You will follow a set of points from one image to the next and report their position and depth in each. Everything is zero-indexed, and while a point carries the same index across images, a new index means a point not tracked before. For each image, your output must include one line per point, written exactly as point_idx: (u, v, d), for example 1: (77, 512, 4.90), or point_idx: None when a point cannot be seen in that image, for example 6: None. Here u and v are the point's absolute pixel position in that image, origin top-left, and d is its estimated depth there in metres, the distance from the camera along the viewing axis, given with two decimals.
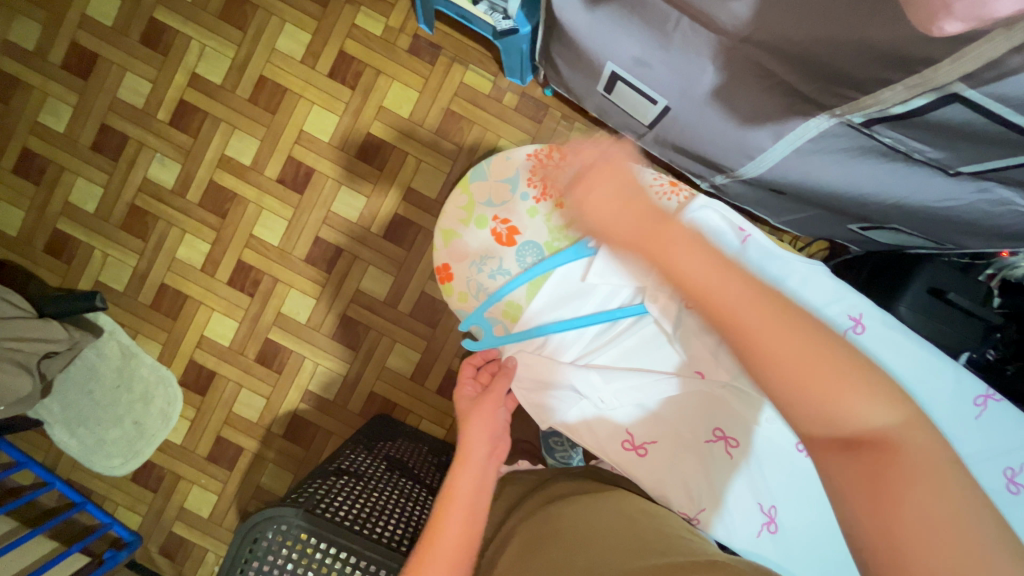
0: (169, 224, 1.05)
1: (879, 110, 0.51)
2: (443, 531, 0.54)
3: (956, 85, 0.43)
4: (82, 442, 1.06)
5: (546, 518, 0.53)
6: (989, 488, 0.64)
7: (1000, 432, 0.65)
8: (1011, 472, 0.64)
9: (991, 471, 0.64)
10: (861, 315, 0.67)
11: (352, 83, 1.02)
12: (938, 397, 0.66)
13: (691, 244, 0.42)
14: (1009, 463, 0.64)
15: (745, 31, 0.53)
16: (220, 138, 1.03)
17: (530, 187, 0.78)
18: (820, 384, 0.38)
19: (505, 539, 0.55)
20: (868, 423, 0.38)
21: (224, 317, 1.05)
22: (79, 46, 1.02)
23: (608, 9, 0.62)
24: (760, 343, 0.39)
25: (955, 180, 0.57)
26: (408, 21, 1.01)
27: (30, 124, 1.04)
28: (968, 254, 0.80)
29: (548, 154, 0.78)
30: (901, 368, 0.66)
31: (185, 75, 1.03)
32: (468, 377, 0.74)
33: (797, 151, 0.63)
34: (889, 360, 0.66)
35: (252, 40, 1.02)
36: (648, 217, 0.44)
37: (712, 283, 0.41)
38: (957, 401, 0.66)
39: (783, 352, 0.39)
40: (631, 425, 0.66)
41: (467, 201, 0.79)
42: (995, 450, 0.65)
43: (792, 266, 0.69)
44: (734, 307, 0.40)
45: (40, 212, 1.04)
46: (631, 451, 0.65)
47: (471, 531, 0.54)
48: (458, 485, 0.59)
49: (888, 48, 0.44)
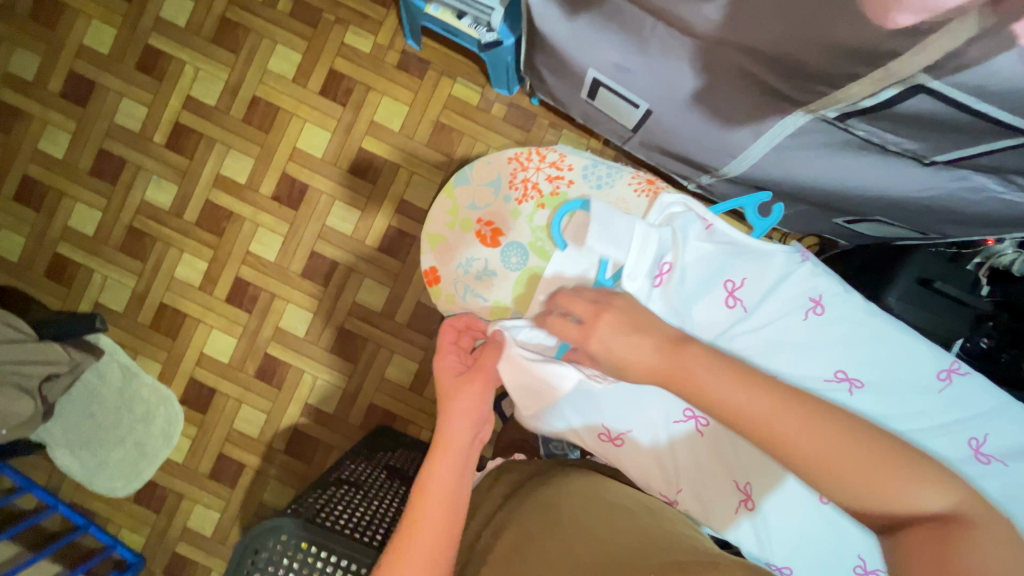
0: (168, 244, 1.06)
1: (850, 104, 0.53)
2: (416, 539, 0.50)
3: (921, 76, 0.44)
4: (86, 463, 1.07)
5: (539, 510, 0.53)
6: (958, 458, 0.61)
7: (968, 405, 0.63)
8: (977, 443, 0.61)
9: (958, 442, 0.61)
10: (820, 295, 0.66)
11: (343, 100, 1.04)
12: (902, 372, 0.64)
13: (707, 370, 0.51)
14: (974, 432, 0.61)
15: (718, 34, 0.53)
16: (216, 158, 1.05)
17: (511, 190, 0.80)
18: (883, 480, 0.43)
19: (494, 535, 0.53)
20: (922, 506, 0.43)
21: (223, 334, 1.06)
22: (77, 74, 1.05)
23: (586, 19, 0.63)
24: (802, 453, 0.45)
25: (931, 170, 0.58)
26: (396, 38, 1.04)
27: (30, 152, 1.06)
28: (953, 244, 0.82)
29: (529, 157, 0.80)
30: (871, 349, 0.65)
31: (180, 98, 1.05)
32: (449, 344, 0.63)
33: (777, 147, 0.65)
34: (857, 340, 0.65)
35: (245, 62, 1.05)
36: (664, 351, 0.53)
37: (742, 402, 0.48)
38: (919, 376, 0.64)
39: (821, 454, 0.45)
40: (607, 418, 0.68)
41: (451, 205, 0.80)
42: (966, 420, 0.62)
43: (750, 252, 0.69)
44: (770, 418, 0.46)
45: (41, 237, 1.06)
46: (608, 441, 0.68)
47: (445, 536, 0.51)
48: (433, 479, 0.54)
49: (854, 44, 0.45)
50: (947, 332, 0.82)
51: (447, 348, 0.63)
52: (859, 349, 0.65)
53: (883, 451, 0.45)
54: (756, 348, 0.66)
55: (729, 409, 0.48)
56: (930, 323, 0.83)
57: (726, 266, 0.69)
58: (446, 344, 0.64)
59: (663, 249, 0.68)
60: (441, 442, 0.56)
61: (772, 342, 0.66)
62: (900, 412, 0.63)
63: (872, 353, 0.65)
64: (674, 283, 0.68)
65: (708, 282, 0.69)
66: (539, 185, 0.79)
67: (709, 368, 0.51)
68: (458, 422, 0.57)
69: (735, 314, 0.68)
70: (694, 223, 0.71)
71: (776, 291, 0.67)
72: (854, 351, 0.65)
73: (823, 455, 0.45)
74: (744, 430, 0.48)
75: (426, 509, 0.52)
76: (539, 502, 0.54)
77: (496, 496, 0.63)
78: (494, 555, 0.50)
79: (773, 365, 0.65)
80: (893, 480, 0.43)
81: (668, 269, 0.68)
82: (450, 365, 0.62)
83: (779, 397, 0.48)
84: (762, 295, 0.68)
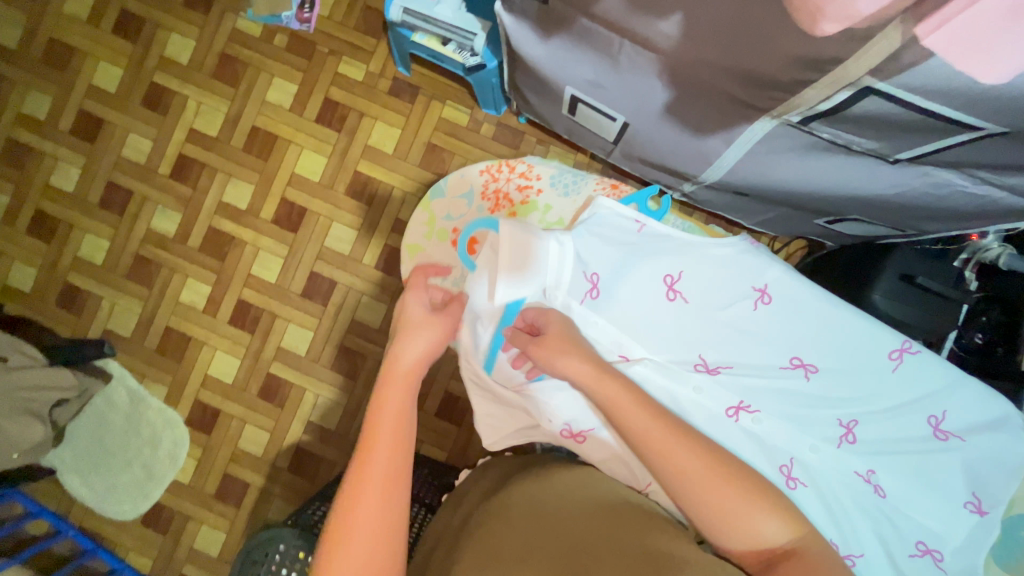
0: (173, 270, 1.10)
1: (809, 108, 0.55)
2: (367, 480, 0.51)
3: (868, 79, 0.47)
4: (95, 487, 1.09)
5: (524, 501, 0.54)
6: (918, 436, 0.70)
7: (926, 384, 0.69)
8: (937, 421, 0.70)
9: (919, 420, 0.70)
10: (766, 283, 0.73)
11: (338, 126, 1.09)
12: (855, 359, 0.71)
13: (629, 404, 0.57)
14: (932, 411, 0.69)
15: (676, 49, 0.56)
16: (218, 186, 1.10)
17: (484, 200, 0.83)
18: (743, 508, 0.51)
19: (480, 521, 0.55)
20: (766, 534, 0.51)
21: (226, 356, 1.09)
22: (86, 113, 1.11)
23: (557, 41, 0.66)
24: (679, 471, 0.53)
25: (896, 167, 0.60)
26: (387, 65, 1.09)
27: (42, 187, 1.11)
28: (938, 241, 0.83)
29: (499, 168, 0.83)
30: (829, 336, 0.71)
31: (184, 131, 1.11)
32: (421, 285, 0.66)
33: (749, 152, 0.67)
34: (816, 328, 0.72)
35: (245, 95, 1.10)
36: (591, 371, 0.60)
37: (640, 429, 0.55)
38: (873, 358, 0.70)
39: (703, 476, 0.52)
40: (571, 418, 0.70)
41: (428, 217, 0.83)
42: (922, 400, 0.70)
43: (711, 250, 0.75)
44: (663, 440, 0.54)
45: (52, 268, 1.10)
46: (570, 438, 0.70)
47: (398, 471, 0.52)
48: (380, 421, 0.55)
49: (802, 52, 0.47)
50: (939, 327, 0.83)
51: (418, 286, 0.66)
52: (814, 338, 0.72)
53: (742, 482, 0.52)
54: (708, 340, 0.75)
55: (642, 433, 0.55)
56: (915, 317, 0.83)
57: (675, 259, 0.75)
58: (418, 284, 0.66)
59: (588, 260, 0.75)
60: (394, 363, 0.59)
61: (722, 332, 0.75)
62: (860, 398, 0.71)
63: (831, 340, 0.71)
64: (609, 296, 0.76)
65: (650, 277, 0.76)
66: (510, 195, 0.82)
67: (631, 400, 0.58)
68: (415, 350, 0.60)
69: (681, 309, 0.75)
70: (627, 217, 0.76)
71: (721, 282, 0.75)
72: (806, 339, 0.72)
73: (704, 484, 0.52)
74: (645, 448, 0.55)
75: (377, 446, 0.53)
76: (525, 494, 0.56)
77: (482, 486, 0.64)
78: (474, 536, 0.52)
79: (726, 354, 0.74)
80: (747, 510, 0.51)
81: (595, 280, 0.76)
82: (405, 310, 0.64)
83: (686, 435, 0.55)
84: (703, 287, 0.75)
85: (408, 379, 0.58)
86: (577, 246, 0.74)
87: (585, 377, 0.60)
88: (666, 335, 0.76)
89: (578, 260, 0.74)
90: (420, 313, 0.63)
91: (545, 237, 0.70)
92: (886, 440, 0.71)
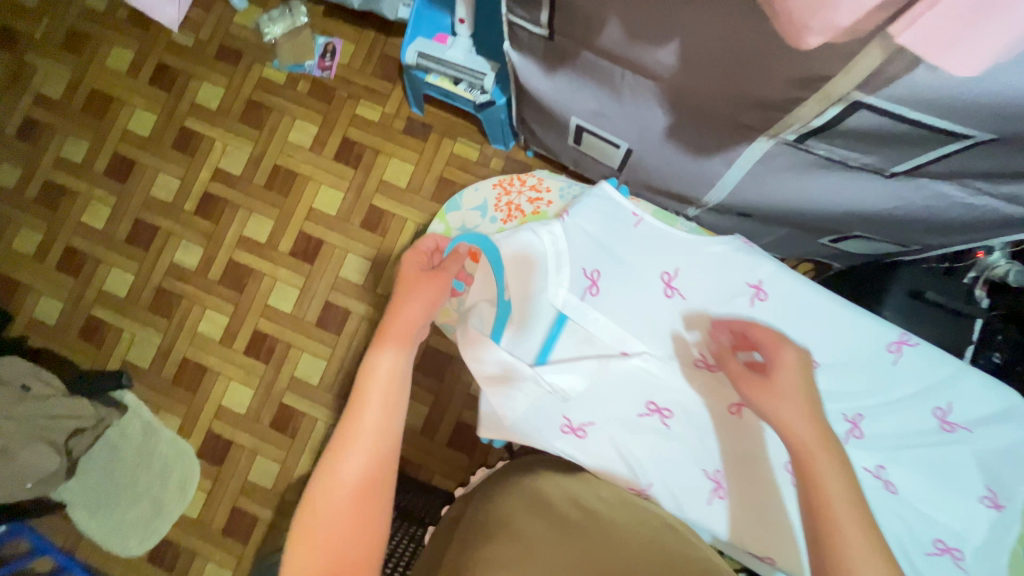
0: (192, 302, 1.13)
1: (803, 125, 0.58)
2: (349, 455, 0.49)
3: (856, 93, 0.50)
4: (103, 523, 1.07)
5: (567, 503, 0.58)
6: (923, 430, 0.69)
7: (925, 375, 0.69)
8: (943, 413, 0.69)
9: (925, 413, 0.69)
10: (760, 280, 0.74)
11: (355, 163, 1.15)
12: (855, 352, 0.71)
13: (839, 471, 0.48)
14: (937, 404, 0.69)
15: (674, 75, 0.59)
16: (239, 221, 1.15)
17: (497, 212, 0.86)
18: None
19: (517, 503, 0.56)
20: None
21: (241, 386, 1.10)
22: (120, 156, 1.18)
23: (562, 74, 0.71)
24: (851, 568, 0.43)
25: (893, 181, 0.62)
26: (401, 106, 1.16)
27: (74, 225, 1.16)
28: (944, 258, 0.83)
29: (511, 183, 0.86)
30: (829, 334, 0.72)
31: (209, 170, 1.17)
32: (423, 250, 0.67)
33: (749, 172, 0.71)
34: (808, 321, 0.72)
35: (268, 136, 1.17)
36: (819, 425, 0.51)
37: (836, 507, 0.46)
38: (874, 351, 0.70)
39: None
40: (564, 411, 0.72)
41: (443, 229, 0.86)
42: (929, 392, 0.69)
43: (710, 249, 0.75)
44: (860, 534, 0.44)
45: (78, 302, 1.14)
46: (570, 433, 0.71)
47: (383, 448, 0.50)
48: (366, 416, 0.50)
49: (792, 68, 0.50)
50: (955, 343, 0.83)
51: (418, 251, 0.66)
52: (813, 333, 0.72)
53: None
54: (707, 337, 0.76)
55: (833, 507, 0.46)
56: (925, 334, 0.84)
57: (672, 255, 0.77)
58: (420, 248, 0.67)
59: (588, 259, 0.79)
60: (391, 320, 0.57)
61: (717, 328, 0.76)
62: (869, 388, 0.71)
63: (835, 339, 0.71)
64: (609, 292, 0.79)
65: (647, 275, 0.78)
66: (522, 207, 0.85)
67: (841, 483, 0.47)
68: (411, 308, 0.58)
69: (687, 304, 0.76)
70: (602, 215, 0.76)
71: (714, 277, 0.76)
72: (808, 334, 0.72)
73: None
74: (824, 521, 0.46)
75: (356, 443, 0.49)
76: (566, 497, 0.59)
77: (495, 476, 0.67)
78: (516, 519, 0.53)
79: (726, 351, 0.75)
80: None
81: (596, 277, 0.79)
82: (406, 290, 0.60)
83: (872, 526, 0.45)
84: (697, 280, 0.76)
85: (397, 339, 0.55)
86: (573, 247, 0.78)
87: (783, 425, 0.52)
88: (664, 332, 0.78)
89: (580, 259, 0.78)
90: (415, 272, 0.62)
91: (536, 240, 0.77)
92: (896, 436, 0.70)
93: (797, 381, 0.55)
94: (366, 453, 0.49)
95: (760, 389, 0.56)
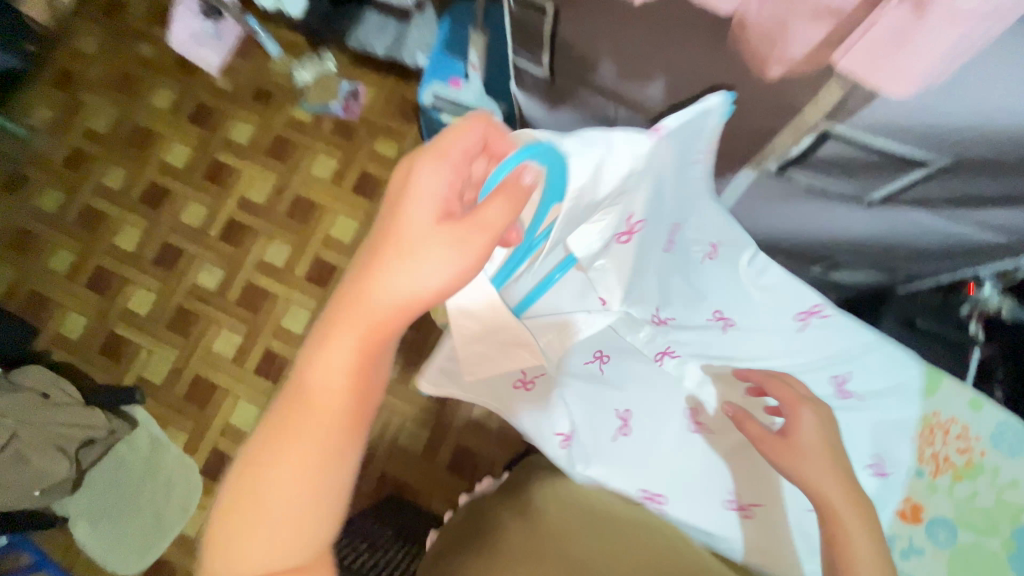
0: (209, 321, 1.18)
1: (781, 154, 0.62)
2: (285, 459, 0.41)
3: (825, 123, 0.54)
4: (103, 537, 1.08)
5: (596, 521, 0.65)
6: (825, 395, 0.72)
7: (824, 347, 0.73)
8: (839, 380, 0.72)
9: (824, 378, 0.72)
10: (716, 244, 0.71)
11: (371, 195, 1.22)
12: (763, 312, 0.74)
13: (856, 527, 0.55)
14: (837, 370, 0.72)
15: (663, 108, 0.65)
16: (260, 246, 1.22)
17: None
18: None
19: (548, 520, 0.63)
20: None
21: (248, 404, 1.13)
22: (155, 184, 1.27)
23: (563, 111, 0.77)
24: None
25: (871, 209, 0.66)
26: (417, 144, 1.24)
27: (106, 246, 1.24)
28: (936, 291, 0.81)
29: None
30: (751, 296, 0.74)
31: (236, 199, 1.25)
32: (462, 151, 0.41)
33: (739, 201, 0.75)
34: (734, 284, 0.74)
35: (292, 169, 1.26)
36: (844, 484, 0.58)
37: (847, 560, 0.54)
38: (781, 314, 0.74)
39: None
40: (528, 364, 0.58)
41: None
42: (840, 356, 0.73)
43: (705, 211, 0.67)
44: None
45: (102, 318, 1.20)
46: (522, 388, 0.59)
47: (333, 458, 0.42)
48: (302, 415, 0.41)
49: (767, 97, 0.55)
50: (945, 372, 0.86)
51: (455, 156, 0.41)
52: (734, 292, 0.74)
53: None
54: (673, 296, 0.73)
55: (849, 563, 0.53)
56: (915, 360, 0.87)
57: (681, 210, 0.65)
58: (472, 130, 0.42)
59: (631, 197, 0.59)
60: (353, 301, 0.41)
61: (676, 280, 0.72)
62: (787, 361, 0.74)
63: (752, 299, 0.74)
64: (636, 258, 0.66)
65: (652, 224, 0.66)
66: None
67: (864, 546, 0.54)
68: (378, 289, 0.40)
69: (669, 257, 0.69)
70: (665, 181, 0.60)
71: (700, 230, 0.69)
72: (731, 296, 0.74)
73: None
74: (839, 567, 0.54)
75: (301, 431, 0.41)
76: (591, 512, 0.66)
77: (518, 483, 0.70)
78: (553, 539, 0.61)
79: (679, 307, 0.74)
80: None
81: (635, 225, 0.62)
82: (371, 249, 0.42)
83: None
84: (687, 237, 0.70)
85: (363, 330, 0.41)
86: (636, 196, 0.59)
87: (800, 479, 0.59)
88: (648, 282, 0.70)
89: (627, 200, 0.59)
90: (422, 218, 0.40)
91: (610, 158, 0.53)
92: None
93: (818, 437, 0.61)
94: (308, 459, 0.41)
95: (785, 445, 0.61)
